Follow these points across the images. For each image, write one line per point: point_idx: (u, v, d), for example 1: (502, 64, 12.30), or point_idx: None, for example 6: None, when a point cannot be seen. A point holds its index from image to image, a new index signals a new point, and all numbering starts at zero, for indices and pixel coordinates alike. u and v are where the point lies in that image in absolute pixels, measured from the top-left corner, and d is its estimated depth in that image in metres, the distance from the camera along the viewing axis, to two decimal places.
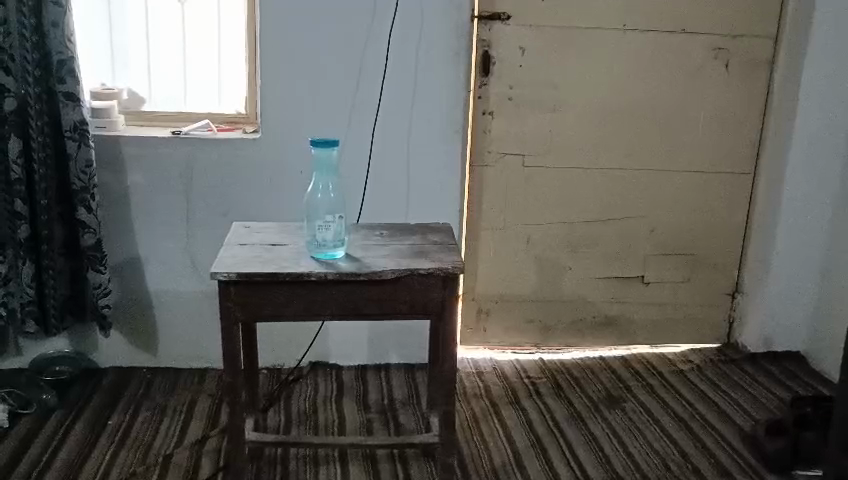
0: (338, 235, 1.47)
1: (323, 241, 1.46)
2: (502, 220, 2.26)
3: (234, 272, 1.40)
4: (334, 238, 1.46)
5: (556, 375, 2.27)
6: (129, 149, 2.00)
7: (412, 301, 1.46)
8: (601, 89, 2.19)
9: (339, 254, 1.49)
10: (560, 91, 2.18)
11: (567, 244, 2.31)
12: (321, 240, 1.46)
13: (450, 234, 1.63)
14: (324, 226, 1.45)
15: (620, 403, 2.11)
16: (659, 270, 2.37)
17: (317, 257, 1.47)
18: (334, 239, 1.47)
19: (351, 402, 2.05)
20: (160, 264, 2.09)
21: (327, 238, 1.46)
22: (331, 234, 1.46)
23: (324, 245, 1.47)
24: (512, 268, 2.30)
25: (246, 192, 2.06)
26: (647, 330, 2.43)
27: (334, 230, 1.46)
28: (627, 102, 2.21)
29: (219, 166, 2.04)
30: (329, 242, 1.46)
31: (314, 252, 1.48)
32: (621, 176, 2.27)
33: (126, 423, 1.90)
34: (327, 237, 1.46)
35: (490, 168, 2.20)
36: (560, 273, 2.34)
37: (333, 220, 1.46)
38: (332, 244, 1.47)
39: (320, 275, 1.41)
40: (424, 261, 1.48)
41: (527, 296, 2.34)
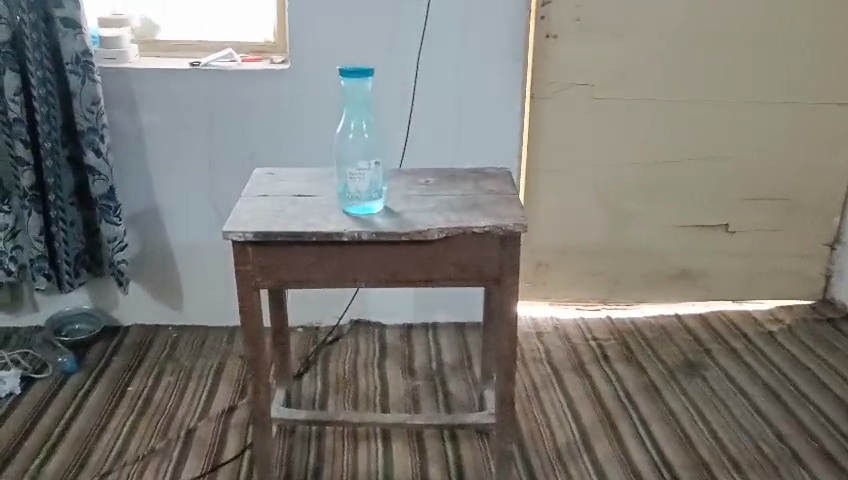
0: (374, 185, 1.22)
1: (356, 193, 1.21)
2: (567, 161, 1.97)
3: (251, 231, 1.17)
4: (370, 189, 1.22)
5: (625, 337, 2.01)
6: (140, 85, 1.77)
7: (465, 265, 1.21)
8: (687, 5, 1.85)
9: (376, 208, 1.24)
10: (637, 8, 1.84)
11: (640, 187, 2.01)
12: (353, 191, 1.21)
13: (509, 182, 1.36)
14: (357, 175, 1.20)
15: (701, 370, 1.85)
16: (746, 217, 2.06)
17: (349, 212, 1.23)
18: (370, 192, 1.22)
19: (395, 366, 1.83)
20: (181, 213, 1.88)
21: (360, 189, 1.21)
22: (366, 185, 1.21)
23: (357, 198, 1.22)
24: (577, 215, 2.03)
25: (276, 133, 1.82)
26: (730, 285, 2.14)
27: (371, 180, 1.21)
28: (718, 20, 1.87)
29: (244, 102, 1.79)
30: (363, 194, 1.21)
31: (345, 205, 1.24)
32: (705, 109, 1.96)
33: (148, 389, 1.72)
34: (361, 188, 1.21)
35: (553, 101, 1.91)
36: (632, 221, 2.05)
37: (369, 167, 1.20)
38: (367, 197, 1.22)
39: (354, 236, 1.17)
40: (478, 216, 1.22)
41: (593, 248, 2.07)
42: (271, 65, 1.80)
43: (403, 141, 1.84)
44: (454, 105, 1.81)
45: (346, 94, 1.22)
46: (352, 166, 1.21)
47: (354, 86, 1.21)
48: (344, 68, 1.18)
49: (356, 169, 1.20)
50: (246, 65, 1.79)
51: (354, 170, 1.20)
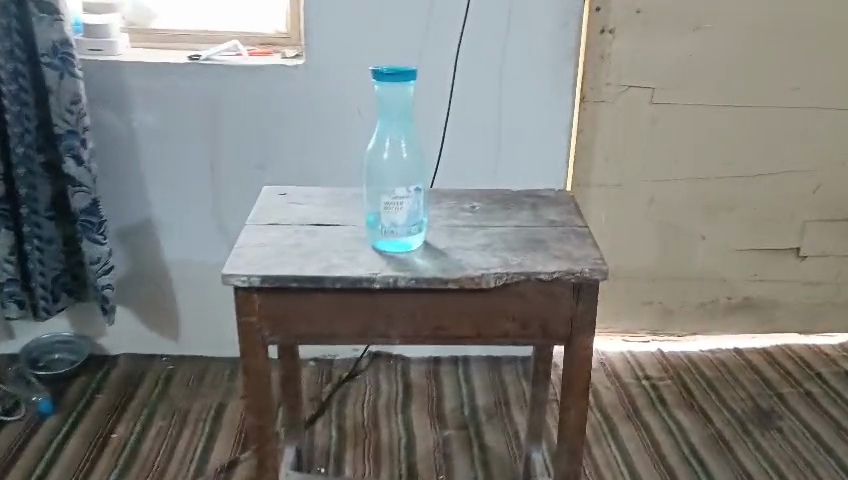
0: (414, 218, 0.97)
1: (391, 227, 0.96)
2: (620, 174, 1.72)
3: (258, 275, 0.93)
4: (408, 222, 0.96)
5: (682, 375, 1.75)
6: (133, 80, 1.51)
7: (526, 318, 0.96)
8: None
9: (415, 244, 0.99)
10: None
11: (702, 206, 1.76)
12: (387, 224, 0.96)
13: (575, 211, 1.11)
14: (393, 205, 0.95)
15: (775, 421, 1.59)
16: (821, 241, 1.81)
17: (381, 249, 0.98)
18: (408, 226, 0.97)
19: (421, 411, 1.58)
20: (179, 229, 1.62)
21: (396, 222, 0.96)
22: (404, 217, 0.96)
23: (392, 233, 0.97)
24: (629, 235, 1.78)
25: (289, 140, 1.56)
26: (799, 317, 1.88)
27: (410, 211, 0.96)
28: (803, 16, 1.61)
29: (251, 102, 1.53)
30: (400, 228, 0.96)
31: (377, 240, 0.99)
32: (783, 117, 1.69)
33: (135, 437, 1.48)
34: (397, 221, 0.96)
35: (607, 105, 1.66)
36: (691, 243, 1.80)
37: (408, 195, 0.95)
38: (405, 232, 0.97)
39: (387, 282, 0.93)
40: (543, 257, 0.97)
41: (646, 272, 1.82)
42: (283, 60, 1.55)
43: (436, 153, 1.59)
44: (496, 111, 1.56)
45: (381, 101, 0.96)
46: (387, 192, 0.95)
47: (391, 91, 0.95)
48: (380, 69, 0.92)
49: (392, 196, 0.95)
50: (254, 60, 1.54)
51: (389, 198, 0.95)
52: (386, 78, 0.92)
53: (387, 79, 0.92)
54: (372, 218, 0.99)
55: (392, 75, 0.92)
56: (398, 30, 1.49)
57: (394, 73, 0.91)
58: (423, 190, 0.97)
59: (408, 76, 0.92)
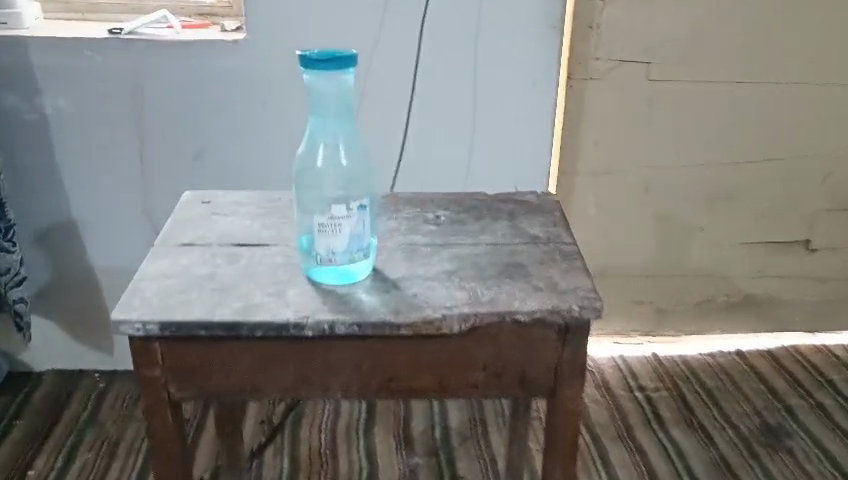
0: (358, 242, 0.76)
1: (327, 254, 0.76)
2: (611, 160, 1.52)
3: (156, 320, 0.72)
4: (349, 248, 0.76)
5: (678, 386, 1.57)
6: (42, 60, 1.29)
7: (500, 368, 0.76)
8: None
9: (360, 274, 0.79)
10: None
11: (703, 195, 1.56)
12: (322, 251, 0.76)
13: (560, 223, 0.91)
14: (329, 227, 0.75)
15: (784, 441, 1.42)
16: (833, 233, 1.62)
17: (318, 280, 0.78)
18: (350, 252, 0.76)
19: (386, 435, 1.39)
20: (106, 231, 1.41)
21: (334, 248, 0.76)
22: (343, 242, 0.75)
23: (329, 262, 0.76)
24: (621, 229, 1.58)
25: (230, 126, 1.35)
26: (807, 316, 1.70)
27: (351, 234, 0.76)
28: None
29: (183, 83, 1.31)
30: (339, 256, 0.76)
31: (312, 268, 0.79)
32: (794, 95, 1.49)
33: (53, 473, 1.29)
34: (335, 248, 0.76)
35: (596, 83, 1.45)
36: (690, 237, 1.60)
37: (348, 214, 0.75)
38: (346, 260, 0.76)
39: (321, 329, 0.72)
40: (521, 289, 0.77)
41: (639, 270, 1.62)
42: (221, 33, 1.32)
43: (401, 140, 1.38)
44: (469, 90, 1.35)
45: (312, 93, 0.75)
46: (322, 211, 0.75)
47: (325, 80, 0.74)
48: (308, 54, 0.71)
49: (328, 217, 0.74)
50: (186, 34, 1.32)
51: (324, 219, 0.75)
52: (317, 67, 0.71)
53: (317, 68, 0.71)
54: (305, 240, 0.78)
55: (324, 62, 0.70)
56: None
57: (327, 59, 0.70)
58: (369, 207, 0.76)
59: (345, 63, 0.71)
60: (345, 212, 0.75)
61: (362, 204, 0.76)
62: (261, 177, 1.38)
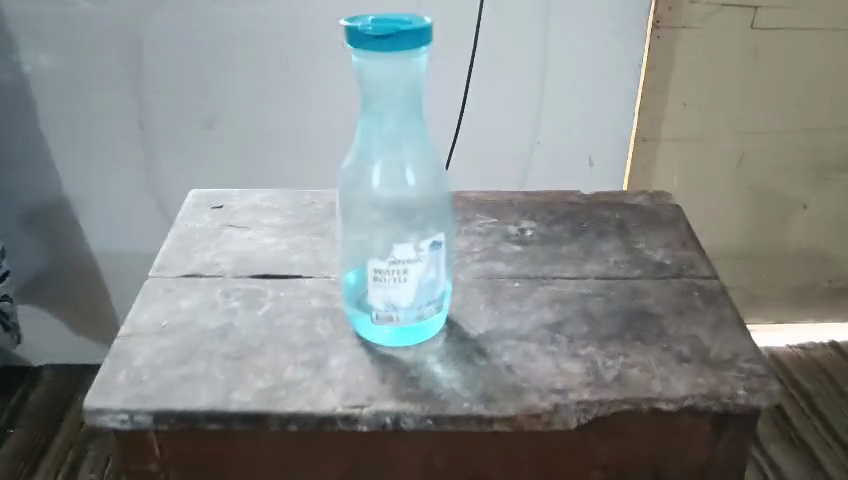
0: (430, 292, 0.54)
1: (386, 311, 0.53)
2: (701, 125, 1.25)
3: (149, 410, 0.51)
4: (417, 302, 0.53)
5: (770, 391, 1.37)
6: (16, 7, 1.05)
7: (627, 464, 0.55)
8: None
9: (430, 331, 0.57)
10: None
11: (806, 165, 1.31)
12: (379, 306, 0.53)
13: (689, 244, 0.68)
14: (389, 274, 0.52)
15: None
16: None
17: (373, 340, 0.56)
18: (418, 307, 0.54)
19: None
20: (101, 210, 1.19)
21: (397, 303, 0.53)
22: (411, 294, 0.53)
23: (388, 320, 0.54)
24: (707, 205, 1.33)
25: (246, 86, 1.11)
26: None
27: (420, 284, 0.53)
28: None
29: (189, 33, 1.07)
30: (403, 312, 0.54)
31: (362, 324, 0.57)
32: None
33: None
34: (397, 302, 0.53)
35: (692, 31, 1.16)
36: (786, 215, 1.36)
37: (418, 256, 0.52)
38: (411, 317, 0.54)
39: (383, 424, 0.51)
40: (657, 357, 0.55)
41: (723, 252, 1.38)
42: None
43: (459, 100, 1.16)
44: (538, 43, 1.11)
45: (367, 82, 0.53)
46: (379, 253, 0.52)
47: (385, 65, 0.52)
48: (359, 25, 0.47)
49: (387, 260, 0.52)
50: None
51: (382, 263, 0.52)
52: (375, 46, 0.46)
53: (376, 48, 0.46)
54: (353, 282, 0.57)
55: (386, 38, 0.46)
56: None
57: (389, 34, 0.46)
58: (445, 244, 0.53)
59: (416, 39, 0.47)
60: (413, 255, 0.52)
61: (436, 241, 0.53)
62: (287, 147, 1.15)
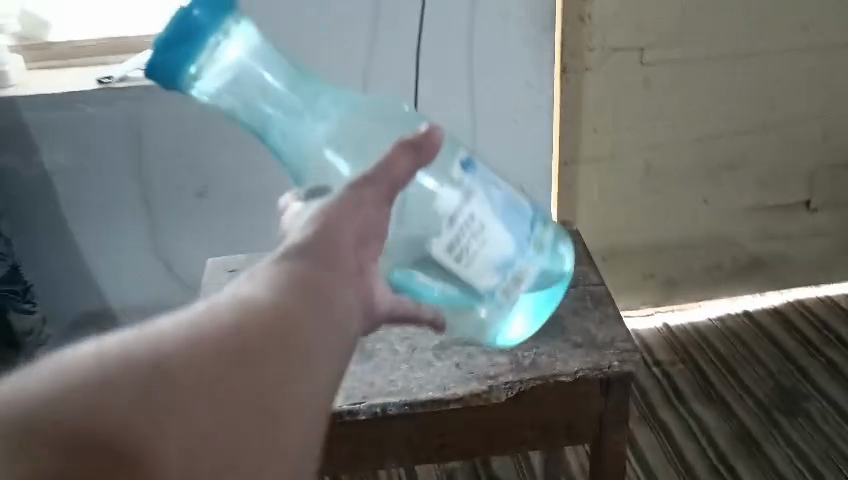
0: (509, 203, 0.69)
1: (503, 271, 0.67)
2: (590, 151, 1.45)
3: None
4: (518, 240, 0.68)
5: (695, 357, 1.61)
6: (35, 116, 1.20)
7: (544, 425, 0.78)
8: None
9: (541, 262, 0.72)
10: None
11: (694, 170, 1.52)
12: (496, 276, 0.67)
13: (584, 260, 0.95)
14: (467, 238, 0.65)
15: (799, 403, 1.48)
16: (834, 191, 1.61)
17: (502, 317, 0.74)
18: (517, 234, 0.68)
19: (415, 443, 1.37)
20: (131, 266, 1.35)
21: (506, 257, 0.67)
22: (506, 245, 0.66)
23: (522, 279, 0.69)
24: (618, 213, 1.55)
25: (230, 164, 1.27)
26: (812, 271, 1.72)
27: (501, 213, 0.67)
28: None
29: (172, 118, 1.21)
30: (519, 258, 0.68)
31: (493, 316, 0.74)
32: (798, 67, 1.43)
33: None
34: (504, 257, 0.66)
35: (592, 74, 1.36)
36: (671, 205, 1.56)
37: (471, 219, 0.65)
38: (524, 249, 0.68)
39: (376, 410, 0.75)
40: (557, 346, 0.80)
41: (636, 248, 1.61)
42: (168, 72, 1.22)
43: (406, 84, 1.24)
44: (465, 84, 1.27)
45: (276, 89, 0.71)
46: (449, 250, 0.64)
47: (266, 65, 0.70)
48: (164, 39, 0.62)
49: (455, 223, 0.64)
50: None
51: (452, 233, 0.64)
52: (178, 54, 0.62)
53: (169, 65, 0.62)
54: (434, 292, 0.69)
55: (183, 46, 0.62)
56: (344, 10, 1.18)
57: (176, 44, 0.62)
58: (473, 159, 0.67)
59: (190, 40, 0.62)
60: (465, 190, 0.66)
61: (463, 160, 0.68)
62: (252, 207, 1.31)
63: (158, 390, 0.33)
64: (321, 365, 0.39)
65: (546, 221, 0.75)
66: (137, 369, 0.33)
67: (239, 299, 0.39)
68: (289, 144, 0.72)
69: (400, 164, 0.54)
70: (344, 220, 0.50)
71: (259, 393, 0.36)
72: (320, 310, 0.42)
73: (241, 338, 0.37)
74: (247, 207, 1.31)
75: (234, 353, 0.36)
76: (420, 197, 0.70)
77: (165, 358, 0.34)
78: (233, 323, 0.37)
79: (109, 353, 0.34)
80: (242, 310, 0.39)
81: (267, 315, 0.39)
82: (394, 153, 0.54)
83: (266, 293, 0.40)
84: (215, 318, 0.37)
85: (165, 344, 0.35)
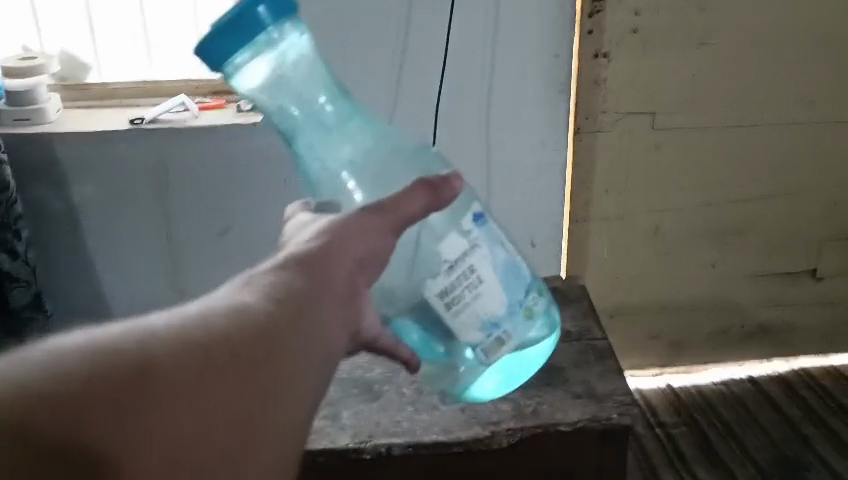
0: (511, 267, 0.69)
1: (492, 330, 0.68)
2: (600, 211, 1.49)
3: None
4: (513, 304, 0.68)
5: (698, 420, 1.61)
6: (69, 152, 1.25)
7: (544, 472, 0.80)
8: (791, 24, 1.34)
9: (535, 329, 0.72)
10: (726, 24, 1.32)
11: (702, 233, 1.55)
12: (482, 333, 0.67)
13: (589, 315, 0.98)
14: (461, 288, 0.66)
15: (801, 470, 1.47)
16: (840, 261, 1.63)
17: (493, 372, 0.75)
18: (510, 298, 0.68)
19: None
20: (150, 302, 1.39)
21: (496, 317, 0.67)
22: (499, 304, 0.67)
23: (504, 345, 0.69)
24: (626, 272, 1.58)
25: (251, 205, 1.31)
26: (817, 340, 1.73)
27: (501, 274, 0.68)
28: (834, 29, 1.36)
29: (200, 159, 1.27)
30: (508, 322, 0.68)
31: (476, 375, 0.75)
32: (805, 138, 1.47)
33: None
34: (494, 317, 0.67)
35: (604, 136, 1.40)
36: (678, 267, 1.59)
37: (471, 270, 0.66)
38: (513, 314, 0.68)
39: (380, 449, 0.77)
40: (560, 397, 0.82)
41: (642, 308, 1.63)
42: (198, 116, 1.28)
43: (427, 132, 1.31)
44: (481, 138, 1.34)
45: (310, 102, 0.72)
46: (441, 295, 0.66)
47: (307, 72, 0.72)
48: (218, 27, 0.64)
49: (455, 271, 0.66)
50: (204, 117, 1.28)
51: (449, 279, 0.66)
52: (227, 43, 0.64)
53: (217, 52, 0.64)
54: (416, 336, 0.72)
55: (232, 37, 0.63)
56: (369, 65, 1.26)
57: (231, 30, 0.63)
58: (486, 214, 0.69)
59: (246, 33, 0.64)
60: (470, 243, 0.67)
61: (474, 214, 0.69)
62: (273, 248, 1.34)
63: (158, 385, 0.39)
64: (294, 380, 0.46)
65: (544, 291, 0.74)
66: (127, 365, 0.39)
67: (238, 307, 0.46)
68: (312, 158, 0.74)
69: (411, 202, 0.62)
70: (351, 243, 0.57)
71: (251, 396, 0.42)
72: (307, 330, 0.48)
73: (240, 339, 0.44)
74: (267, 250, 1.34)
75: (233, 358, 0.43)
76: (413, 243, 0.70)
77: (165, 356, 0.40)
78: (235, 322, 0.45)
79: (121, 339, 0.40)
80: (243, 312, 0.46)
81: (265, 324, 0.46)
82: (415, 189, 0.63)
83: (268, 304, 0.48)
84: (216, 326, 0.44)
85: (169, 342, 0.41)
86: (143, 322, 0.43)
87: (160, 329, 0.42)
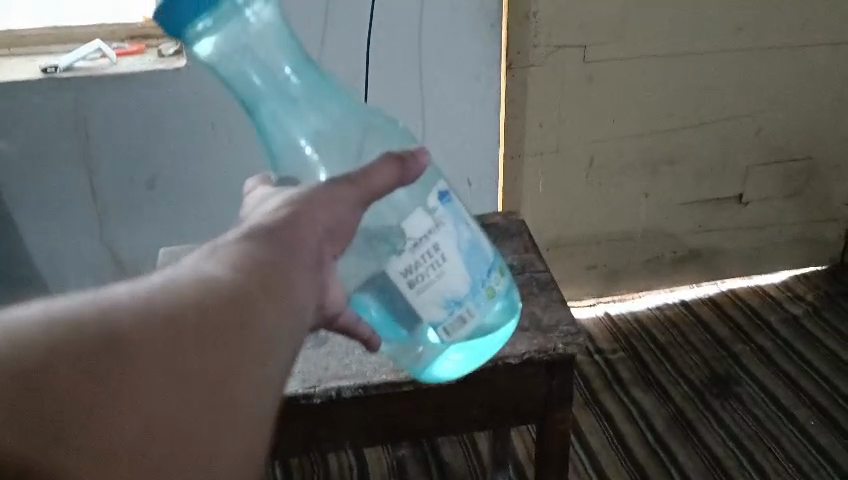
0: (474, 244, 0.60)
1: (455, 311, 0.58)
2: (535, 145, 1.49)
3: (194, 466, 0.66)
4: (477, 282, 0.59)
5: (635, 345, 1.66)
6: None
7: (493, 404, 0.82)
8: None
9: (499, 306, 0.65)
10: None
11: (634, 164, 1.58)
12: (444, 315, 0.58)
13: (532, 248, 0.98)
14: (424, 267, 0.57)
15: (731, 387, 1.54)
16: (765, 185, 1.69)
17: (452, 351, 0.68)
18: (473, 275, 0.59)
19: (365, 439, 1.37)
20: (78, 258, 1.34)
21: (458, 297, 0.58)
22: (464, 285, 0.58)
23: (467, 325, 0.59)
24: (561, 205, 1.60)
25: (180, 154, 1.26)
26: (744, 262, 1.80)
27: (465, 252, 0.59)
28: None
29: (122, 108, 1.21)
30: (471, 300, 0.59)
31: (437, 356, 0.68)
32: (729, 65, 1.49)
33: None
34: (456, 296, 0.58)
35: (537, 70, 1.40)
36: (612, 198, 1.61)
37: (437, 248, 0.57)
38: (476, 293, 0.59)
39: (331, 392, 0.77)
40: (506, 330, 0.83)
41: (578, 239, 1.66)
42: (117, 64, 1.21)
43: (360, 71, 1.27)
44: (414, 76, 1.29)
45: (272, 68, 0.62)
46: (402, 274, 0.57)
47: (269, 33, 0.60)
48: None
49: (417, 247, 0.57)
50: (123, 65, 1.21)
51: (412, 257, 0.57)
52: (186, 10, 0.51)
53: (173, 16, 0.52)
54: (377, 312, 0.64)
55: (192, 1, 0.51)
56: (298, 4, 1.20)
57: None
58: (451, 192, 0.59)
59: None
60: (434, 221, 0.58)
61: (439, 191, 0.59)
62: (204, 195, 1.31)
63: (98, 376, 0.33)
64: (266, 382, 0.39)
65: (506, 270, 0.65)
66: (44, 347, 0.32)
67: (202, 276, 0.41)
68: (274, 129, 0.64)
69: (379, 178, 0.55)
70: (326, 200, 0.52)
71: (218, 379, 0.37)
72: (249, 337, 0.39)
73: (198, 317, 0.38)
74: (199, 198, 1.31)
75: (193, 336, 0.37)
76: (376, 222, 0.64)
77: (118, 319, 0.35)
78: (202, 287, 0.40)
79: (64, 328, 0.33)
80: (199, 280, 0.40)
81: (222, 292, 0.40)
82: (383, 161, 0.55)
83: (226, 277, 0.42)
84: (183, 289, 0.39)
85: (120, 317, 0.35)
86: (110, 292, 0.37)
87: (126, 299, 0.36)
